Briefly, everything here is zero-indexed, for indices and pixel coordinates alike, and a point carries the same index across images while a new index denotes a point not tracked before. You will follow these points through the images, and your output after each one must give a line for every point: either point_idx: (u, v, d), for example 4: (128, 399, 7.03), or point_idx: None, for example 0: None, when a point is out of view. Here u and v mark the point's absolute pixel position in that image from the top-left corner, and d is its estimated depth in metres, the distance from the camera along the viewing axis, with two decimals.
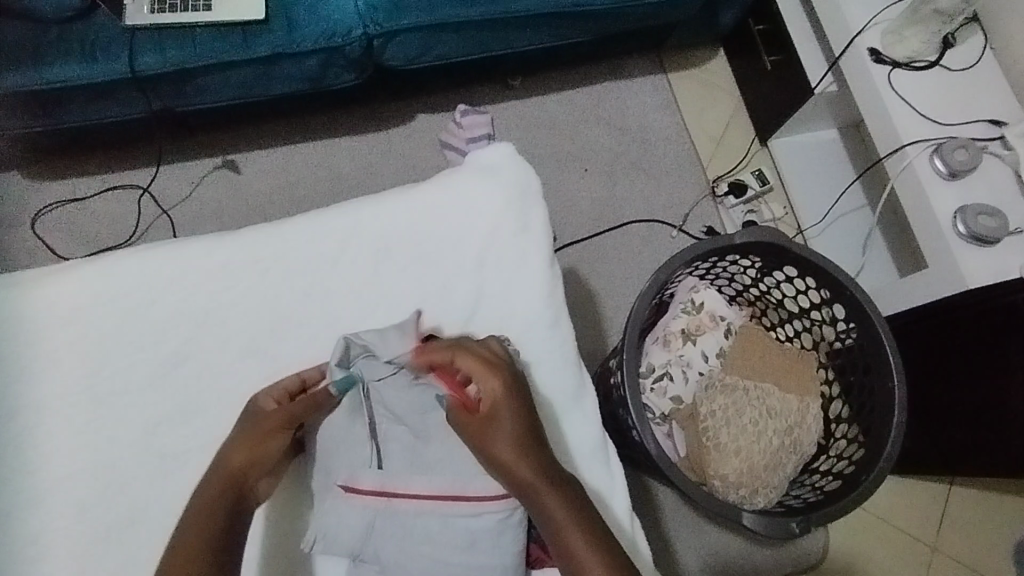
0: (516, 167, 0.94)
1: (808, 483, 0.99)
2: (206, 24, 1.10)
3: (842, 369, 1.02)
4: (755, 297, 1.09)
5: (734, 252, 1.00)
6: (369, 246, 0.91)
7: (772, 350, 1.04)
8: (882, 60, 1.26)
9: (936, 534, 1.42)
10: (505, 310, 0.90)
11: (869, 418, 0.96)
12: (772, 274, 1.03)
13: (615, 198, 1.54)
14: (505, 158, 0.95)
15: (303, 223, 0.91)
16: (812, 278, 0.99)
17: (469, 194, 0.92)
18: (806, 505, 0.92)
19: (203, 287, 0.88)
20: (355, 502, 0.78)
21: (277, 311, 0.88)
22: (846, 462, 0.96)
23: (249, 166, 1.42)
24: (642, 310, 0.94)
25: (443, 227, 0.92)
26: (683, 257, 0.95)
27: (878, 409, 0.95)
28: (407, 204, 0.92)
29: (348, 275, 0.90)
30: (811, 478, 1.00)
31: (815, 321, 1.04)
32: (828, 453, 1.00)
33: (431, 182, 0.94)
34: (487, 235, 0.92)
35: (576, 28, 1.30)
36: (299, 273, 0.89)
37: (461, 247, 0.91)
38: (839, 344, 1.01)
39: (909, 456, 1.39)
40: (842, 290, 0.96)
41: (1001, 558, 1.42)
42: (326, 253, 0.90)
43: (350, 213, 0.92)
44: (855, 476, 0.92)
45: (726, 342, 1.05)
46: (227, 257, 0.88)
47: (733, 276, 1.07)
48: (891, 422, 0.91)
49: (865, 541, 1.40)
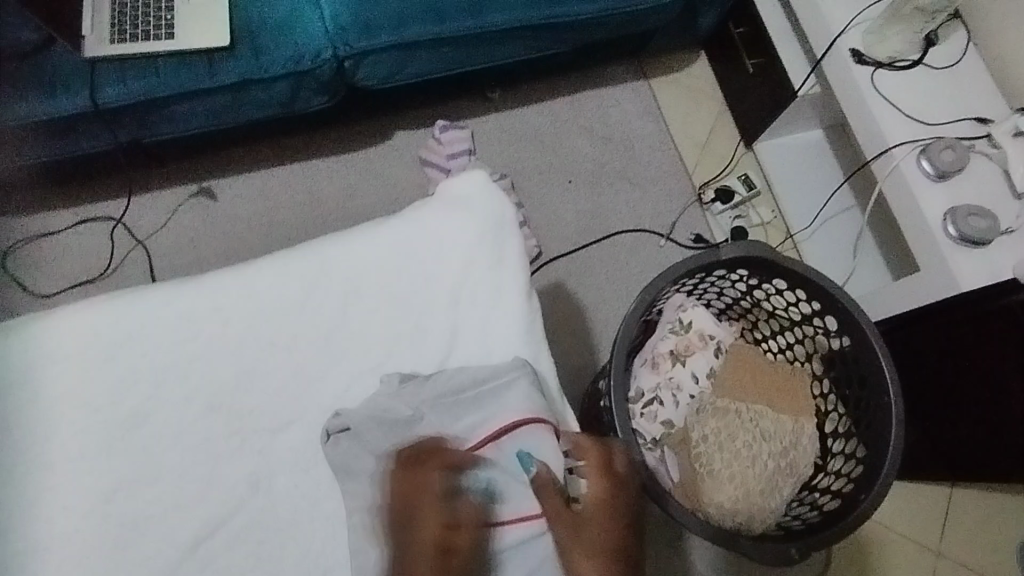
0: (490, 195, 0.92)
1: (806, 501, 0.96)
2: (171, 52, 1.07)
3: (837, 382, 0.99)
4: (745, 310, 1.07)
5: (721, 268, 0.98)
6: (344, 280, 0.88)
7: (763, 369, 1.02)
8: (865, 61, 1.24)
9: (939, 539, 1.39)
10: (484, 344, 0.88)
11: (867, 433, 0.93)
12: (760, 288, 1.01)
13: (600, 208, 1.52)
14: (479, 187, 0.92)
15: (274, 260, 0.88)
16: (803, 290, 0.96)
17: (444, 225, 0.90)
18: (805, 528, 0.89)
19: (173, 330, 0.85)
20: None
21: (252, 352, 0.86)
22: (845, 479, 0.93)
23: (227, 192, 1.39)
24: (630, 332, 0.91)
25: (416, 259, 0.89)
26: (669, 276, 0.92)
27: (875, 424, 0.92)
28: (382, 236, 0.89)
29: (323, 310, 0.87)
30: (810, 495, 0.97)
31: (808, 333, 1.01)
32: (825, 469, 0.98)
33: (406, 211, 0.91)
34: (462, 266, 0.89)
35: (552, 41, 1.28)
36: (272, 311, 0.86)
37: (437, 282, 0.89)
38: (833, 355, 0.99)
39: (910, 462, 1.36)
40: (835, 302, 0.93)
41: (1006, 560, 1.40)
42: (299, 290, 0.87)
43: (324, 248, 0.89)
44: (855, 495, 0.89)
45: (716, 363, 1.03)
46: (197, 298, 0.86)
47: (720, 291, 1.05)
48: (889, 437, 0.89)
49: (868, 550, 1.37)
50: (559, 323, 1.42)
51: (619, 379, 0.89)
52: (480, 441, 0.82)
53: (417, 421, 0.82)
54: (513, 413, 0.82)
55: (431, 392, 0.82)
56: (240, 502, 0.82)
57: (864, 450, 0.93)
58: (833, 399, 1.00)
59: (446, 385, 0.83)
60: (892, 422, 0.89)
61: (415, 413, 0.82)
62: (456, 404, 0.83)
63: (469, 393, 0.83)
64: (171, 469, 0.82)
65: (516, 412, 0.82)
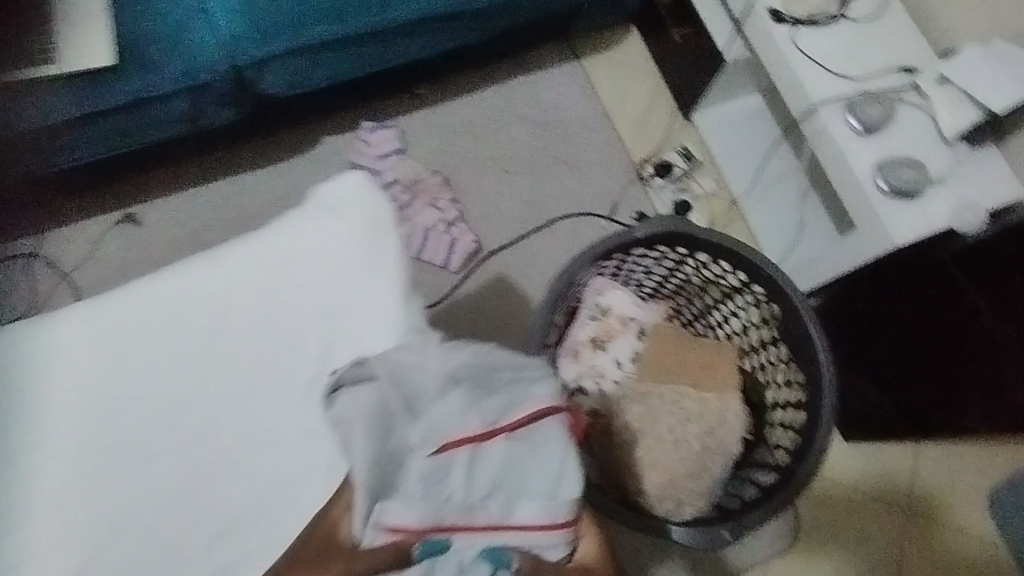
0: (365, 201, 0.93)
1: (746, 478, 0.95)
2: (53, 78, 1.03)
3: (775, 352, 0.97)
4: (676, 287, 1.04)
5: (638, 248, 0.96)
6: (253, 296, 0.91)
7: (690, 346, 0.99)
8: (783, 20, 1.20)
9: (913, 499, 1.37)
10: (362, 348, 0.89)
11: (801, 404, 0.92)
12: (685, 263, 0.98)
13: (539, 196, 1.48)
14: (352, 192, 0.93)
15: (151, 283, 0.90)
16: (728, 262, 0.94)
17: (318, 235, 0.92)
18: (742, 507, 0.88)
19: (59, 359, 0.86)
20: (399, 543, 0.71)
21: (173, 373, 0.88)
22: (783, 452, 0.92)
23: (153, 216, 1.36)
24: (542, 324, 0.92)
25: (295, 272, 0.92)
26: (581, 263, 0.92)
27: (807, 394, 0.91)
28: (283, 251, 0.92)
29: (235, 328, 0.90)
30: (748, 472, 0.96)
31: (740, 305, 0.99)
32: (767, 442, 0.97)
33: (301, 223, 0.93)
34: (339, 274, 0.91)
35: (463, 29, 1.24)
36: (185, 334, 0.89)
37: (315, 292, 0.91)
38: (766, 325, 0.97)
39: (865, 424, 1.33)
40: (760, 272, 0.92)
41: (978, 513, 1.38)
42: (211, 311, 0.90)
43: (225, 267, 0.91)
44: (790, 468, 0.88)
45: (640, 345, 1.02)
46: (76, 326, 0.87)
47: (646, 270, 1.02)
48: (821, 407, 0.88)
49: (834, 514, 1.36)
50: (504, 317, 1.39)
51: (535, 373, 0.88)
52: (498, 429, 0.73)
53: (438, 395, 0.74)
54: (528, 405, 0.74)
55: (462, 364, 0.77)
56: (172, 525, 0.83)
57: (800, 422, 0.91)
58: (773, 370, 0.99)
59: (463, 363, 0.77)
60: (822, 389, 0.87)
61: (439, 386, 0.75)
62: (486, 384, 0.76)
63: (506, 374, 0.77)
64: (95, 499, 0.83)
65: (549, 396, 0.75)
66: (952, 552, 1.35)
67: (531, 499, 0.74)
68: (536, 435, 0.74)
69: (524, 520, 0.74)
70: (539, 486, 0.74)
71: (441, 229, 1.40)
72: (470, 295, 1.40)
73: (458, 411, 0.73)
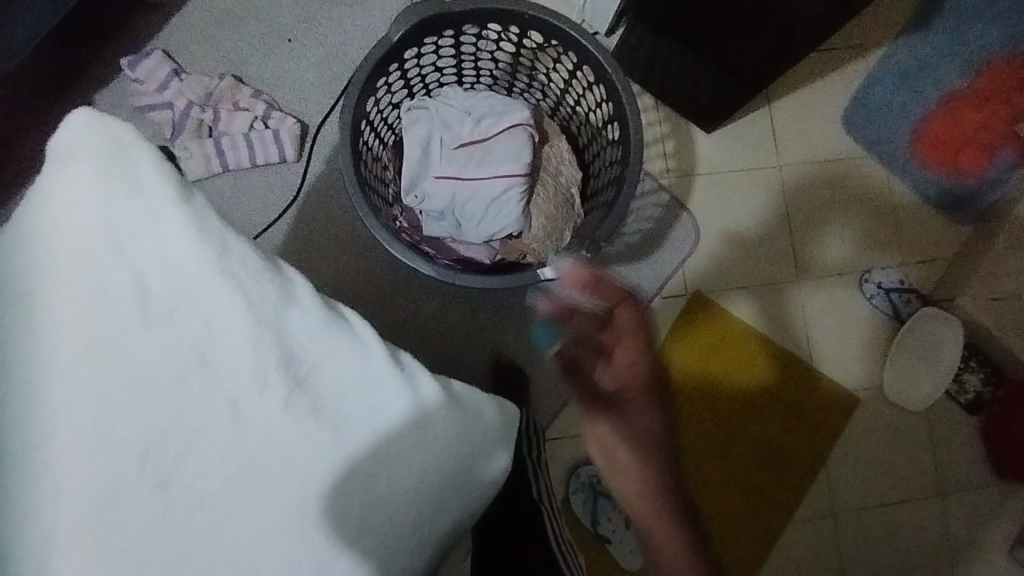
0: (101, 139, 0.66)
1: (593, 205, 1.05)
2: None
3: (580, 84, 1.03)
4: (476, 69, 1.08)
5: (409, 48, 0.96)
6: (162, 264, 0.63)
7: (470, 105, 1.05)
8: None
9: (776, 154, 1.52)
10: (197, 330, 0.63)
11: (613, 114, 0.99)
12: (463, 40, 1.00)
13: (334, 49, 1.40)
14: (89, 131, 0.66)
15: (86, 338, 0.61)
16: (495, 22, 0.97)
17: (80, 198, 0.63)
18: (593, 230, 0.98)
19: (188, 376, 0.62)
20: (445, 185, 1.01)
21: (156, 344, 0.62)
22: (614, 170, 1.00)
23: None
24: (358, 161, 0.95)
25: (162, 266, 0.63)
26: (364, 79, 0.91)
27: (614, 102, 0.97)
28: (110, 180, 0.64)
29: (169, 280, 0.63)
30: (598, 199, 1.05)
31: (532, 57, 1.03)
32: (602, 168, 1.05)
33: (45, 173, 0.64)
34: (166, 277, 0.63)
35: None
36: (40, 349, 0.62)
37: (180, 295, 0.63)
38: (563, 62, 1.01)
39: (711, 114, 1.42)
40: (526, 15, 0.94)
41: (834, 135, 1.54)
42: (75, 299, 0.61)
43: (90, 214, 0.63)
44: (622, 177, 0.97)
45: (437, 116, 1.04)
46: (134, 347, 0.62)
47: (437, 66, 1.04)
48: (625, 106, 0.95)
49: (720, 200, 1.50)
50: None
51: (372, 209, 0.92)
52: (497, 131, 1.02)
53: (447, 120, 1.04)
54: (506, 120, 1.03)
55: (475, 98, 1.05)
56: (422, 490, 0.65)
57: (618, 131, 0.98)
58: (585, 102, 1.05)
59: (480, 96, 1.06)
60: (619, 93, 0.94)
61: (463, 108, 1.05)
62: (491, 105, 1.05)
63: (496, 107, 1.05)
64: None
65: (509, 117, 1.03)
66: (818, 182, 1.53)
67: (503, 168, 1.01)
68: (510, 139, 1.02)
69: (502, 177, 1.00)
70: (507, 164, 1.01)
71: (259, 127, 1.36)
72: (321, 175, 1.38)
73: (448, 131, 1.03)
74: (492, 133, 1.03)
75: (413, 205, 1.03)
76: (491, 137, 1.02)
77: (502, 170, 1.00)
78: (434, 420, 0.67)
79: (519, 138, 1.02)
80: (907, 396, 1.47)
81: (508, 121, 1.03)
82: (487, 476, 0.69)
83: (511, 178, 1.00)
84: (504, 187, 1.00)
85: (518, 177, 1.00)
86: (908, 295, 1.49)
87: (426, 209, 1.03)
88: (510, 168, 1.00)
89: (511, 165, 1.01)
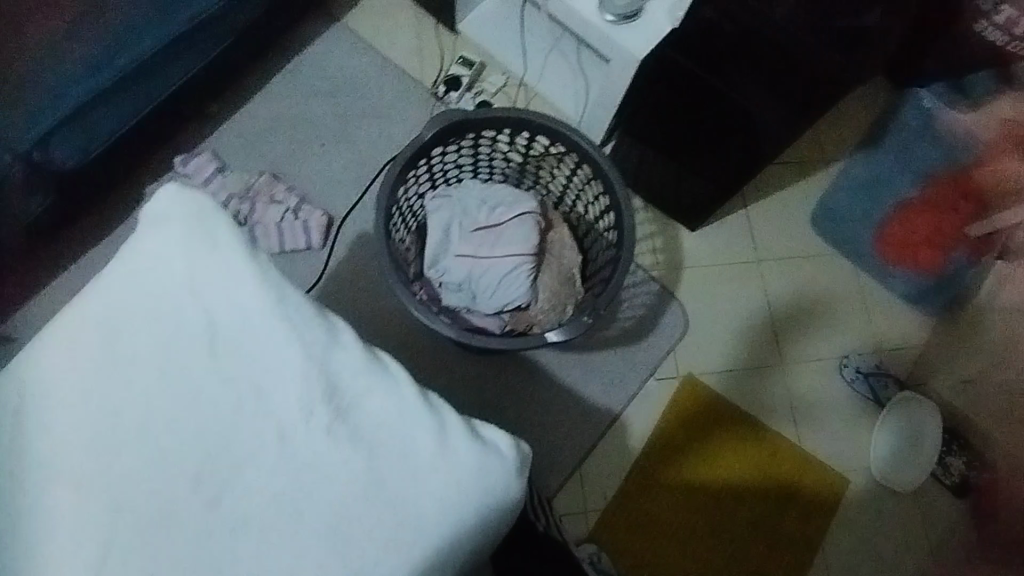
0: (185, 203, 0.95)
1: (591, 280, 1.21)
2: None
3: (580, 180, 1.19)
4: (489, 166, 1.24)
5: (435, 147, 1.14)
6: (228, 304, 0.91)
7: (486, 196, 1.23)
8: None
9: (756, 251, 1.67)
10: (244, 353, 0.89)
11: (608, 204, 1.15)
12: (480, 142, 1.18)
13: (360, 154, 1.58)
14: (173, 201, 0.95)
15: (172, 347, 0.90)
16: (507, 128, 1.15)
17: (174, 249, 0.92)
18: (591, 300, 1.13)
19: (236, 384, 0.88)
20: (464, 261, 1.18)
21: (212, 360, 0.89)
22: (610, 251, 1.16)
23: (20, 329, 1.43)
24: (387, 239, 1.09)
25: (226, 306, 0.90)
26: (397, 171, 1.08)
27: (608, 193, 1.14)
28: (196, 237, 0.92)
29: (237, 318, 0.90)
30: (597, 275, 1.20)
31: (538, 157, 1.20)
32: (599, 250, 1.21)
33: (142, 233, 0.94)
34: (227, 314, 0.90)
35: (215, 36, 1.36)
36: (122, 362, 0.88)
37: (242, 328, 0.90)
38: (566, 161, 1.18)
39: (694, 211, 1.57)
40: (535, 122, 1.12)
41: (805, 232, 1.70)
42: (168, 330, 0.89)
43: (174, 256, 0.92)
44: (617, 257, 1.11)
45: (456, 205, 1.21)
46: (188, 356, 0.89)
47: (457, 163, 1.22)
48: (619, 198, 1.11)
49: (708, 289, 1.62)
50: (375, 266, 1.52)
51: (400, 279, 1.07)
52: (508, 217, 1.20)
53: (465, 208, 1.21)
54: (516, 208, 1.20)
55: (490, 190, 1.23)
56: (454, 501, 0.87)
57: (614, 218, 1.14)
58: (584, 195, 1.21)
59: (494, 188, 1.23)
60: (614, 186, 1.11)
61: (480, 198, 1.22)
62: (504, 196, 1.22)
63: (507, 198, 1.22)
64: (147, 547, 0.83)
65: (518, 206, 1.21)
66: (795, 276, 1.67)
67: (514, 248, 1.17)
68: (518, 224, 1.19)
69: (513, 256, 1.17)
70: (517, 244, 1.18)
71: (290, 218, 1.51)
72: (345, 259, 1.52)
73: (467, 217, 1.20)
74: (504, 219, 1.20)
75: (435, 278, 1.20)
76: (504, 222, 1.19)
77: (512, 249, 1.17)
78: (458, 452, 0.89)
79: (525, 224, 1.19)
80: (897, 478, 1.51)
81: (518, 209, 1.20)
82: (500, 495, 0.89)
83: (520, 256, 1.17)
84: (514, 264, 1.17)
85: (526, 256, 1.17)
86: (886, 380, 1.58)
87: (446, 281, 1.19)
88: (519, 248, 1.17)
89: (519, 245, 1.18)
